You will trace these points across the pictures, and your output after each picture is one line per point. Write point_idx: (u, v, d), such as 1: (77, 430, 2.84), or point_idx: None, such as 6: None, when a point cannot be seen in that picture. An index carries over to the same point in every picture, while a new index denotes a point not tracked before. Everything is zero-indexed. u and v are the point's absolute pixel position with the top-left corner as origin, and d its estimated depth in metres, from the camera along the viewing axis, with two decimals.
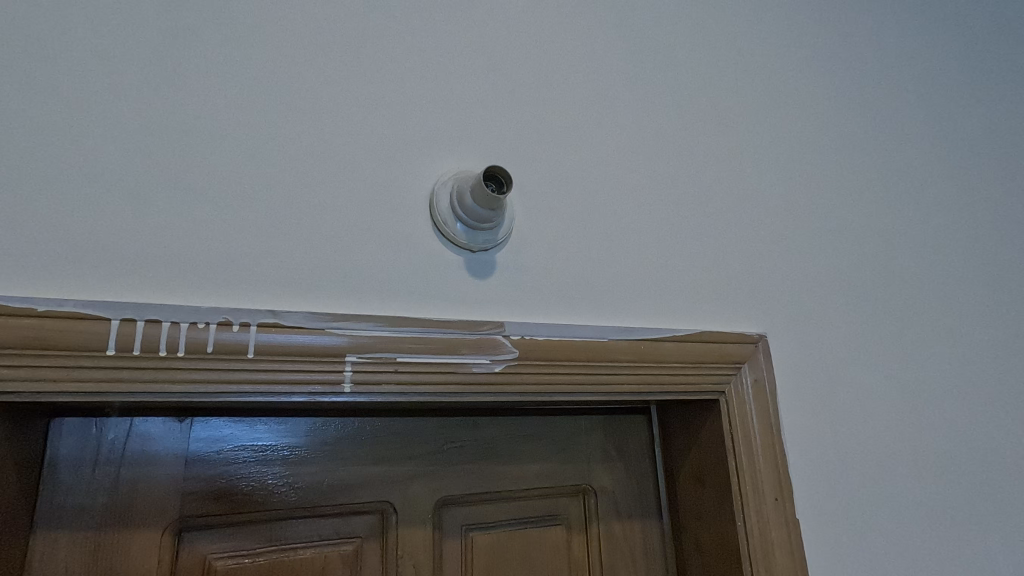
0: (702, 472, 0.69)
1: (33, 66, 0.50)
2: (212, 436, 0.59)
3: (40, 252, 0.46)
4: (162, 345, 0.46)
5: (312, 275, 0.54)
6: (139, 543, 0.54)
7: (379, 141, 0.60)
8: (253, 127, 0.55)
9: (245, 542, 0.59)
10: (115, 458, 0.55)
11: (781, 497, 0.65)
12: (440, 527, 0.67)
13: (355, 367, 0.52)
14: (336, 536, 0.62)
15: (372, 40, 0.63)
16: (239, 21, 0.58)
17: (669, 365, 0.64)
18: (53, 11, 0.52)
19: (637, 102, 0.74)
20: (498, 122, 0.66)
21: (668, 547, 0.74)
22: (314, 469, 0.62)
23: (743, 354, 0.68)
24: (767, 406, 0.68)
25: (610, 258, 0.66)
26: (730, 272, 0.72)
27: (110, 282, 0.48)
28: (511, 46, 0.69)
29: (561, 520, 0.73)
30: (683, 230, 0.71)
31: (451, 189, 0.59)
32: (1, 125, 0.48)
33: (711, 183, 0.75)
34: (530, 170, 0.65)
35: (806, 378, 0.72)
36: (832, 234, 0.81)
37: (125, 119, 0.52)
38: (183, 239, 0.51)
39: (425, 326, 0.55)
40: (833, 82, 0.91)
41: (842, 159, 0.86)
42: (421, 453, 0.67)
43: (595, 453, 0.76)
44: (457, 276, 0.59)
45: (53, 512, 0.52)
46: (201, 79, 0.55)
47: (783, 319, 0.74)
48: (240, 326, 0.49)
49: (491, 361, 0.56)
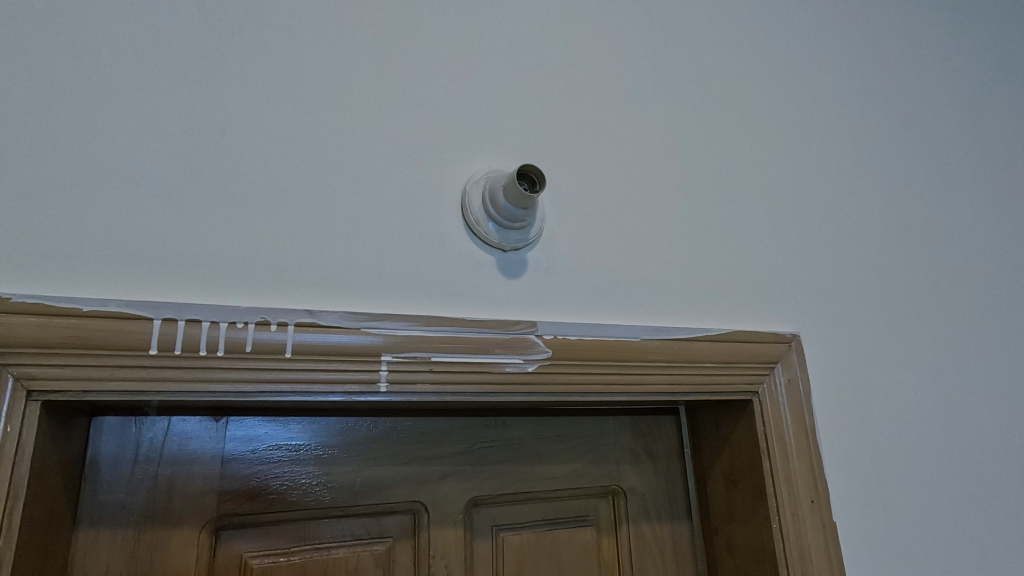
0: (734, 474, 0.68)
1: (77, 71, 0.51)
2: (247, 436, 0.59)
3: (85, 253, 0.47)
4: (203, 345, 0.47)
5: (349, 274, 0.54)
6: (177, 542, 0.55)
7: (411, 141, 0.60)
8: (288, 128, 0.56)
9: (279, 542, 0.59)
10: (154, 457, 0.55)
11: (817, 499, 0.64)
12: (471, 527, 0.67)
13: (390, 366, 0.52)
14: (367, 536, 0.62)
15: (403, 40, 0.63)
16: (274, 23, 0.59)
17: (702, 365, 0.63)
18: (95, 17, 0.53)
19: (666, 99, 0.74)
20: (528, 122, 0.66)
21: (699, 549, 0.74)
22: (346, 469, 0.62)
23: (776, 354, 0.67)
24: (802, 407, 0.67)
25: (641, 257, 0.66)
26: (760, 270, 0.71)
27: (152, 282, 0.48)
28: (540, 46, 0.69)
29: (591, 521, 0.73)
30: (714, 228, 0.70)
31: (483, 189, 0.59)
32: (47, 129, 0.49)
33: (741, 181, 0.74)
34: (560, 170, 0.65)
35: (840, 377, 0.71)
36: (864, 231, 0.80)
37: (165, 121, 0.52)
38: (223, 239, 0.51)
39: (458, 326, 0.55)
40: (863, 79, 0.90)
41: (873, 157, 0.85)
42: (452, 453, 0.67)
43: (625, 454, 0.76)
44: (489, 276, 0.59)
45: (95, 511, 0.53)
46: (238, 81, 0.56)
47: (816, 318, 0.73)
48: (278, 326, 0.49)
49: (525, 361, 0.56)
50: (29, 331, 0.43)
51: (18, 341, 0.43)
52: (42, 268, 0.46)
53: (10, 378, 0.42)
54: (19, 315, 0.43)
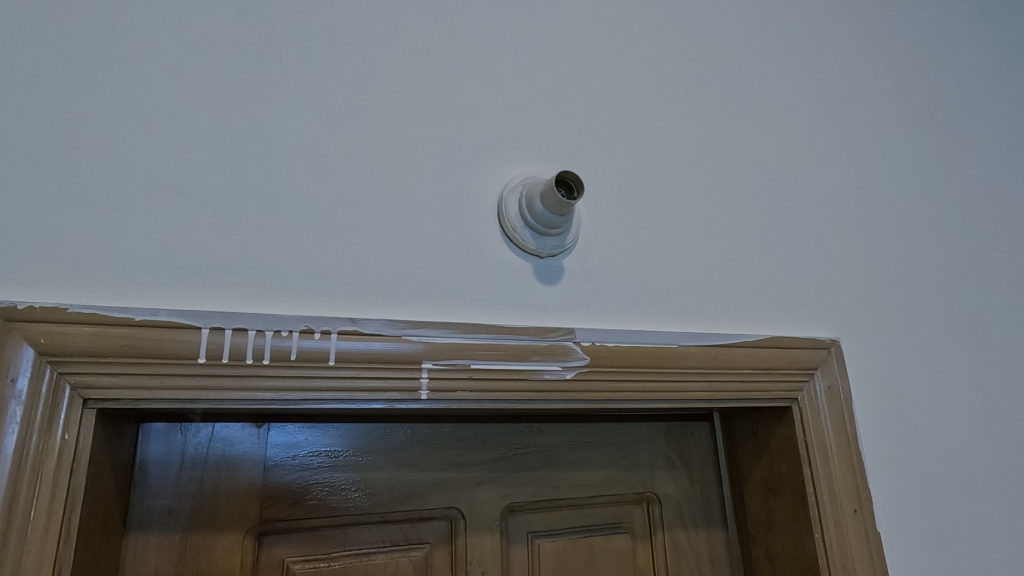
0: (774, 481, 0.67)
1: (126, 85, 0.52)
2: (288, 442, 0.60)
3: (135, 263, 0.48)
4: (249, 353, 0.47)
5: (389, 280, 0.54)
6: (222, 546, 0.56)
7: (448, 149, 0.60)
8: (328, 137, 0.57)
9: (320, 547, 0.59)
10: (199, 462, 0.56)
11: (861, 509, 0.63)
12: (507, 534, 0.67)
13: (431, 374, 0.52)
14: (405, 542, 0.63)
15: (439, 48, 0.64)
16: (314, 33, 0.60)
17: (740, 371, 0.62)
18: (142, 32, 0.54)
19: (699, 102, 0.73)
20: (563, 127, 0.66)
21: (735, 558, 0.73)
22: (384, 474, 0.63)
23: (815, 360, 0.66)
24: (842, 415, 0.66)
25: (677, 262, 0.65)
26: (797, 274, 0.70)
27: (199, 291, 0.49)
28: (573, 51, 0.69)
29: (626, 528, 0.72)
30: (749, 232, 0.70)
31: (520, 195, 0.59)
32: (99, 142, 0.50)
33: (777, 184, 0.73)
34: (595, 175, 0.65)
35: (880, 383, 0.70)
36: (902, 232, 0.78)
37: (209, 132, 0.53)
38: (267, 248, 0.52)
39: (497, 333, 0.55)
40: (899, 79, 0.88)
41: (910, 157, 0.84)
42: (487, 460, 0.67)
43: (659, 460, 0.75)
44: (527, 282, 0.59)
45: (144, 514, 0.54)
46: (279, 92, 0.56)
47: (855, 322, 0.71)
48: (322, 334, 0.50)
49: (563, 367, 0.56)
50: (85, 340, 0.44)
51: (73, 350, 0.44)
52: (97, 278, 0.47)
53: (66, 387, 0.43)
54: (76, 325, 0.44)
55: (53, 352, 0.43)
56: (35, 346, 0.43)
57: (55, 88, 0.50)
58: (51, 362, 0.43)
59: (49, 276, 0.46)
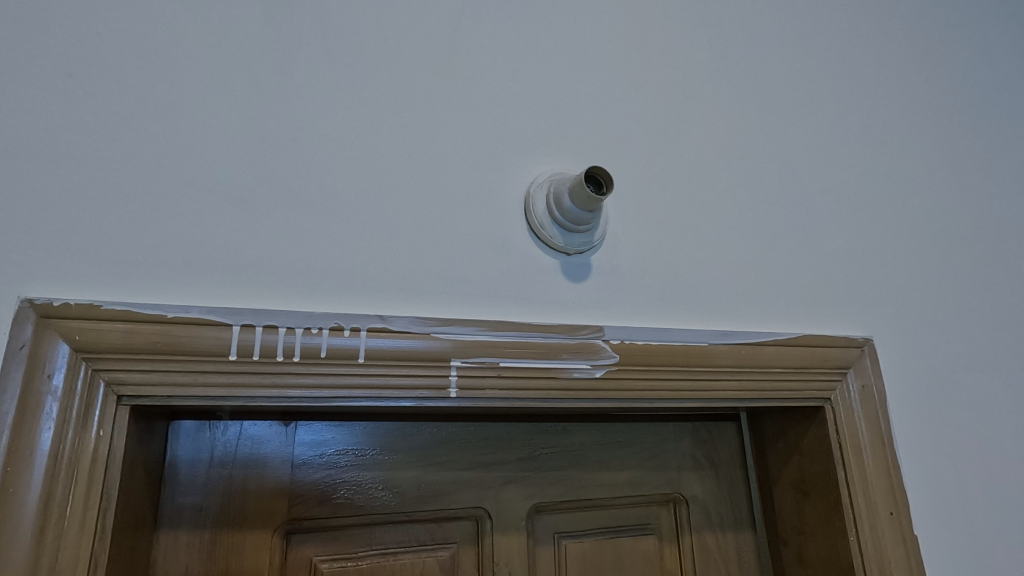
0: (806, 483, 0.65)
1: (157, 84, 0.52)
2: (315, 440, 0.60)
3: (167, 260, 0.48)
4: (279, 350, 0.47)
5: (417, 278, 0.54)
6: (251, 545, 0.55)
7: (475, 145, 0.60)
8: (355, 134, 0.56)
9: (347, 546, 0.59)
10: (228, 461, 0.56)
11: (896, 511, 0.61)
12: (534, 534, 0.66)
13: (460, 372, 0.51)
14: (432, 542, 0.62)
15: (464, 44, 0.63)
16: (341, 31, 0.59)
17: (772, 371, 0.61)
18: (172, 31, 0.54)
19: (726, 96, 0.72)
20: (590, 123, 0.65)
21: (765, 560, 0.71)
22: (410, 473, 0.62)
23: (848, 358, 0.65)
24: (877, 415, 0.64)
25: (705, 259, 0.64)
26: (828, 271, 0.69)
27: (229, 288, 0.49)
28: (599, 46, 0.68)
29: (653, 529, 0.71)
30: (779, 228, 0.68)
31: (548, 191, 0.59)
32: (131, 141, 0.50)
33: (806, 179, 0.72)
34: (623, 172, 0.64)
35: (915, 381, 0.68)
36: (934, 227, 0.77)
37: (238, 129, 0.53)
38: (296, 244, 0.52)
39: (526, 331, 0.54)
40: (930, 71, 0.86)
41: (942, 151, 0.82)
42: (513, 460, 0.67)
43: (686, 461, 0.74)
44: (555, 280, 0.58)
45: (174, 512, 0.54)
46: (307, 89, 0.56)
47: (888, 321, 0.70)
48: (351, 331, 0.49)
49: (592, 366, 0.55)
50: (118, 337, 0.44)
51: (108, 347, 0.44)
52: (129, 275, 0.47)
53: (101, 383, 0.43)
54: (109, 322, 0.44)
55: (88, 349, 0.43)
56: (70, 342, 0.43)
57: (88, 87, 0.51)
58: (86, 358, 0.43)
59: (83, 274, 0.46)
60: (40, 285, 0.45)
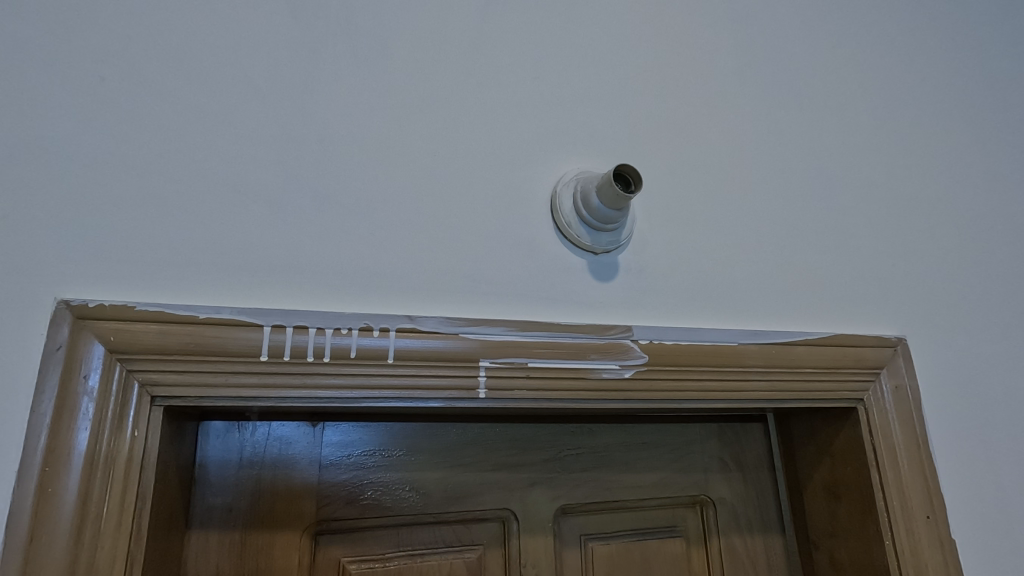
0: (838, 485, 0.64)
1: (186, 86, 0.53)
2: (342, 441, 0.59)
3: (196, 261, 0.48)
4: (310, 351, 0.47)
5: (445, 278, 0.54)
6: (281, 546, 0.55)
7: (499, 144, 0.59)
8: (380, 134, 0.56)
9: (375, 548, 0.59)
10: (257, 461, 0.56)
11: (933, 515, 0.60)
12: (560, 536, 0.66)
13: (488, 372, 0.51)
14: (458, 544, 0.62)
15: (488, 43, 0.63)
16: (366, 32, 0.59)
17: (803, 371, 0.60)
18: (200, 33, 0.55)
19: (752, 93, 0.71)
20: (615, 122, 0.64)
21: (795, 565, 0.70)
22: (436, 474, 0.62)
23: (881, 358, 0.63)
24: (911, 416, 0.63)
25: (733, 258, 0.63)
26: (858, 269, 0.68)
27: (258, 289, 0.49)
28: (624, 43, 0.68)
29: (680, 532, 0.71)
30: (807, 226, 0.67)
31: (574, 190, 0.58)
32: (161, 142, 0.51)
33: (834, 176, 0.70)
34: (649, 170, 0.63)
35: (950, 382, 0.67)
36: (967, 223, 0.75)
37: (266, 130, 0.53)
38: (324, 245, 0.51)
39: (555, 331, 0.54)
40: (960, 64, 0.84)
41: (974, 145, 0.80)
42: (539, 461, 0.66)
43: (713, 463, 0.73)
44: (582, 279, 0.58)
45: (205, 512, 0.54)
46: (333, 91, 0.56)
47: (921, 320, 0.68)
48: (380, 331, 0.49)
49: (621, 366, 0.54)
50: (151, 338, 0.44)
51: (141, 347, 0.44)
52: (161, 277, 0.47)
53: (135, 384, 0.43)
54: (143, 323, 0.44)
55: (122, 350, 0.43)
56: (105, 343, 0.43)
57: (120, 90, 0.51)
58: (120, 359, 0.43)
59: (116, 275, 0.46)
60: (76, 286, 0.45)
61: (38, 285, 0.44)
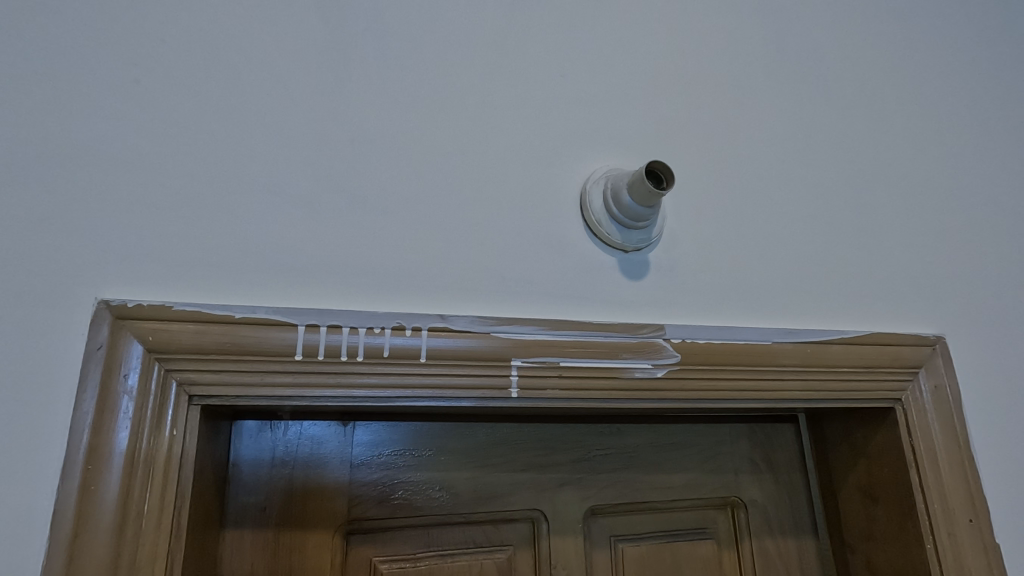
0: (875, 488, 0.62)
1: (219, 88, 0.53)
2: (372, 440, 0.60)
3: (231, 261, 0.48)
4: (344, 350, 0.47)
5: (475, 277, 0.53)
6: (313, 545, 0.56)
7: (528, 142, 0.59)
8: (409, 133, 0.56)
9: (405, 547, 0.59)
10: (289, 461, 0.57)
11: (976, 519, 0.58)
12: (590, 537, 0.65)
13: (521, 371, 0.51)
14: (488, 544, 0.62)
15: (516, 41, 0.62)
16: (395, 32, 0.59)
17: (839, 370, 0.59)
18: (232, 34, 0.55)
19: (782, 88, 0.70)
20: (644, 119, 0.63)
21: (829, 568, 0.69)
22: (465, 474, 0.62)
23: (919, 357, 0.62)
24: (951, 417, 0.61)
25: (765, 256, 0.62)
26: (893, 266, 0.66)
27: (291, 288, 0.49)
28: (652, 40, 0.67)
29: (710, 534, 0.70)
30: (840, 222, 0.66)
31: (604, 188, 0.58)
32: (195, 143, 0.51)
33: (867, 171, 0.69)
34: (678, 167, 0.63)
35: (990, 381, 0.65)
36: (1005, 218, 0.73)
37: (297, 131, 0.54)
38: (356, 244, 0.51)
39: (586, 330, 0.53)
40: (996, 56, 0.82)
41: (1011, 138, 0.78)
42: (568, 461, 0.66)
43: (743, 464, 0.72)
44: (613, 278, 0.57)
45: (239, 512, 0.54)
46: (363, 91, 0.56)
47: (960, 318, 0.66)
48: (412, 330, 0.49)
49: (653, 365, 0.54)
50: (188, 337, 0.44)
51: (179, 347, 0.44)
52: (197, 276, 0.47)
53: (173, 383, 0.44)
54: (180, 322, 0.45)
55: (161, 349, 0.44)
56: (144, 343, 0.43)
57: (155, 92, 0.51)
58: (159, 358, 0.44)
59: (153, 275, 0.47)
60: (114, 286, 0.45)
61: (78, 286, 0.45)
